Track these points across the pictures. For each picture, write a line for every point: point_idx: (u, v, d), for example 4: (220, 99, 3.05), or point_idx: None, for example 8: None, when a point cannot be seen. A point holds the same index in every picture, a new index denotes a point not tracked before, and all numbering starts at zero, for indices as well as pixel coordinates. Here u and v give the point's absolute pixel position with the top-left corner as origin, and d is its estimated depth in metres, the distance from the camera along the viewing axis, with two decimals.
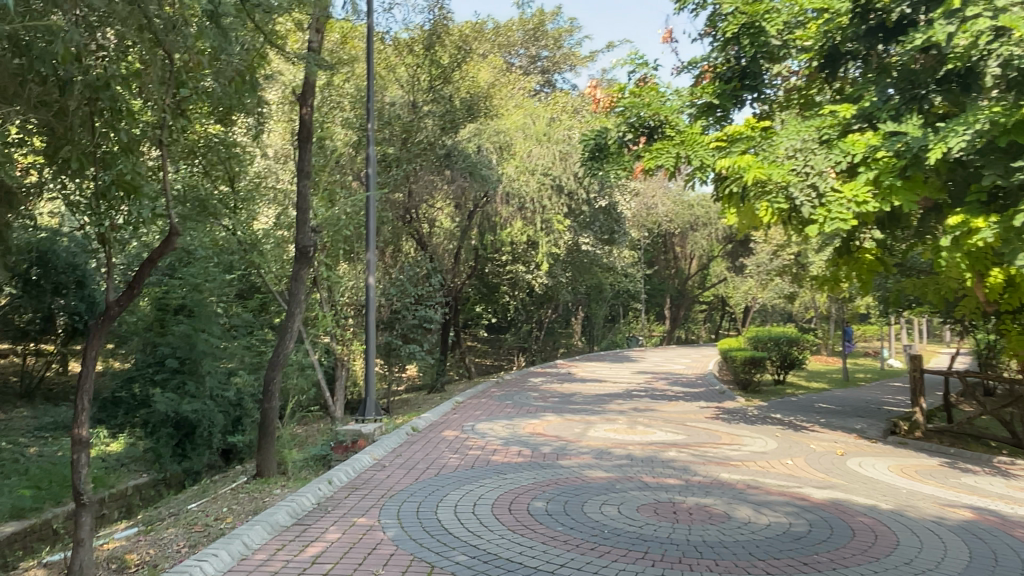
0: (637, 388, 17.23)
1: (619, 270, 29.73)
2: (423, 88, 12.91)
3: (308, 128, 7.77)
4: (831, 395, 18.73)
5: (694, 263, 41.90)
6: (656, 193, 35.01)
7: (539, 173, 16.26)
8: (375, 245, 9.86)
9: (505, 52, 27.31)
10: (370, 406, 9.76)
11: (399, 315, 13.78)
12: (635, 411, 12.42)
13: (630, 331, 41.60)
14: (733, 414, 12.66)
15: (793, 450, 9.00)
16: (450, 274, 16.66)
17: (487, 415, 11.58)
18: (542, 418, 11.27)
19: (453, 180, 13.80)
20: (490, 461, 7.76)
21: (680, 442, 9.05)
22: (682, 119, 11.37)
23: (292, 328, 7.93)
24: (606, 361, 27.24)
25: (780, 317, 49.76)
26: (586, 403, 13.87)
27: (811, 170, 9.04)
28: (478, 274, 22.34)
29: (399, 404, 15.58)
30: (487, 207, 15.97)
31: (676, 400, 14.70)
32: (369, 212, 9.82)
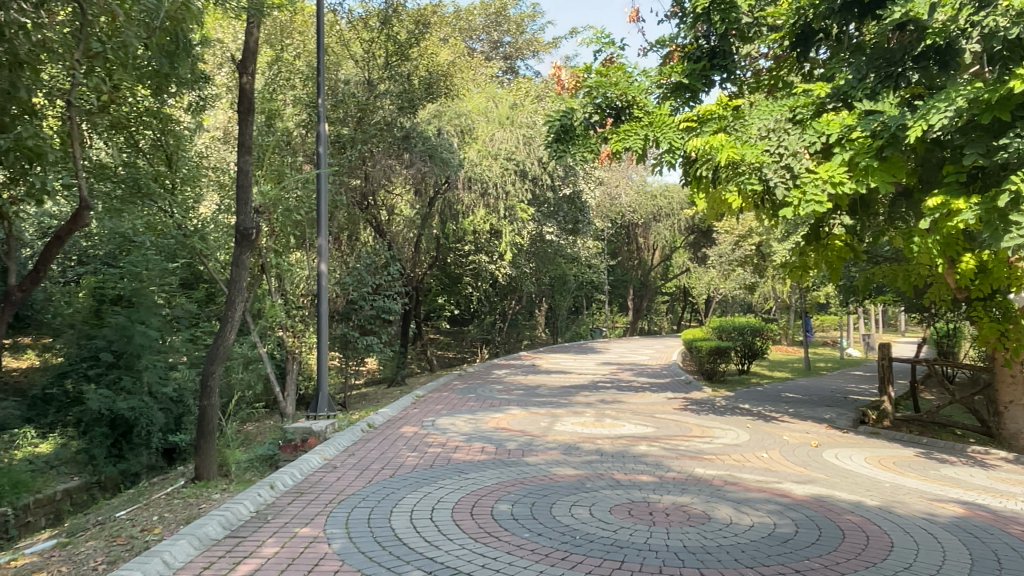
0: (603, 380, 16.85)
1: (583, 260, 29.39)
2: (379, 65, 12.26)
3: (249, 98, 7.10)
4: (796, 384, 18.62)
5: (657, 254, 41.85)
6: (620, 183, 34.76)
7: (502, 158, 15.71)
8: (328, 230, 9.21)
9: (466, 37, 26.63)
10: (323, 402, 9.12)
11: (355, 306, 13.11)
12: (602, 403, 11.99)
13: (594, 322, 41.40)
14: (702, 405, 12.32)
15: (768, 442, 8.65)
16: (410, 264, 16.03)
17: (449, 409, 11.03)
18: (507, 411, 10.78)
19: (412, 164, 13.38)
20: (451, 459, 7.22)
21: (650, 436, 8.62)
22: (650, 100, 10.91)
23: (234, 318, 7.22)
24: (571, 353, 26.89)
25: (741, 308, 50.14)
26: (552, 395, 13.42)
27: (785, 151, 8.60)
28: (440, 264, 21.71)
29: (357, 398, 14.93)
30: (447, 193, 15.38)
31: (643, 391, 14.34)
32: (321, 194, 9.17)
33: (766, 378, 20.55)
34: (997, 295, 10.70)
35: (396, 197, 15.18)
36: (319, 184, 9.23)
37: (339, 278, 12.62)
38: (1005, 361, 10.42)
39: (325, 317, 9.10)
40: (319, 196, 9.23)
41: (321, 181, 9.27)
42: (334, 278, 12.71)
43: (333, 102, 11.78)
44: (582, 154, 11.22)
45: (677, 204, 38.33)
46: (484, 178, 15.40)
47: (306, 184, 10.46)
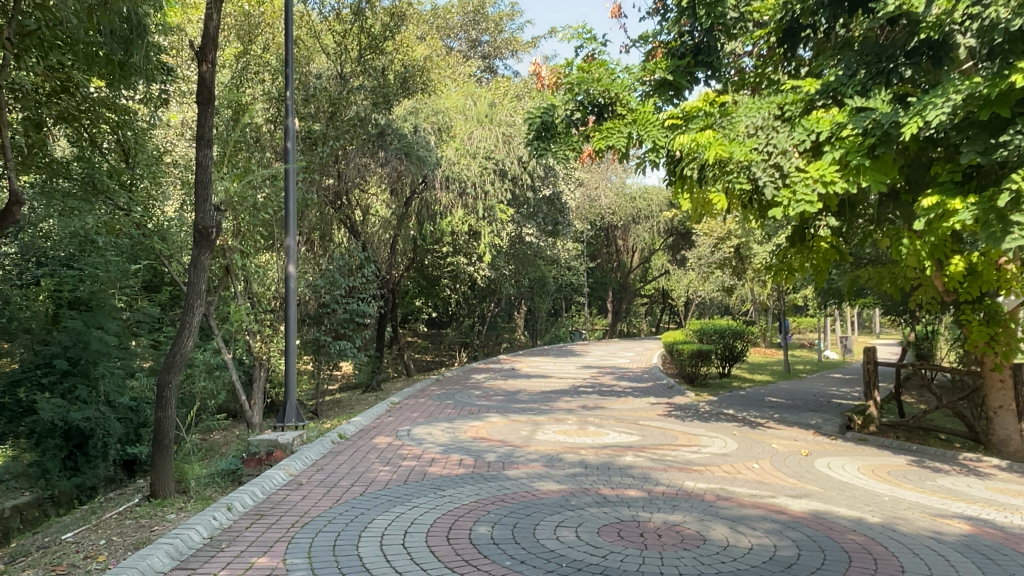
0: (584, 384, 16.49)
1: (563, 262, 29.08)
2: (352, 58, 11.80)
3: (208, 88, 6.63)
4: (778, 388, 18.44)
5: (637, 256, 41.68)
6: (599, 184, 34.53)
7: (480, 157, 15.29)
8: (297, 230, 8.74)
9: (444, 36, 26.21)
10: (291, 411, 8.64)
11: (327, 309, 12.61)
12: (584, 410, 11.61)
13: (573, 325, 41.14)
14: (686, 411, 12.00)
15: (757, 451, 8.32)
16: (385, 266, 15.55)
17: (425, 417, 10.57)
18: (485, 419, 10.36)
19: (387, 162, 13.05)
20: (427, 474, 6.78)
21: (636, 446, 8.25)
22: (633, 97, 10.56)
23: (191, 322, 6.72)
24: (550, 357, 26.53)
25: (720, 310, 50.18)
26: (532, 401, 13.01)
27: (774, 149, 8.28)
28: (417, 266, 21.22)
29: (329, 406, 14.40)
30: (424, 193, 14.94)
31: (626, 397, 14.00)
32: (290, 192, 8.71)
33: (747, 381, 20.34)
34: (986, 298, 10.52)
35: (371, 197, 14.69)
36: (288, 181, 8.77)
37: (310, 280, 12.11)
38: (995, 365, 10.21)
39: (293, 321, 8.63)
40: (288, 194, 8.76)
41: (290, 178, 8.80)
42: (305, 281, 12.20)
43: (303, 97, 11.28)
44: (563, 153, 10.84)
45: (656, 206, 38.20)
46: (462, 177, 14.97)
47: (274, 181, 9.98)
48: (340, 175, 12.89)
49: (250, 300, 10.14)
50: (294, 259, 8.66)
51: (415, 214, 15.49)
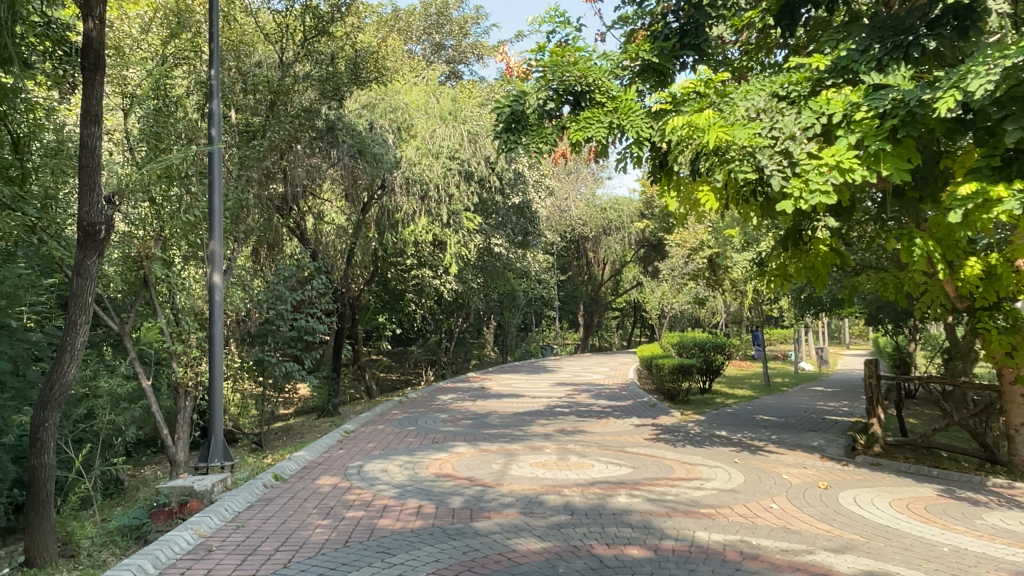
0: (560, 404, 15.26)
1: (533, 274, 27.92)
2: (296, 41, 10.50)
3: (93, 50, 5.25)
4: (763, 404, 17.40)
5: (607, 268, 40.81)
6: (568, 195, 33.58)
7: (444, 157, 14.04)
8: (223, 233, 7.41)
9: (406, 39, 24.97)
10: (217, 447, 7.26)
11: (271, 326, 11.21)
12: (564, 436, 10.35)
13: (543, 340, 39.97)
14: (676, 434, 10.81)
15: (768, 485, 7.13)
16: (341, 278, 14.18)
17: (382, 449, 9.20)
18: (452, 450, 9.05)
19: (340, 161, 11.99)
20: (376, 528, 5.45)
21: (628, 482, 7.01)
22: (614, 84, 9.45)
23: (75, 344, 5.29)
24: (522, 374, 25.28)
25: (691, 323, 49.48)
26: (504, 425, 11.72)
27: (781, 133, 7.20)
28: (379, 279, 19.85)
29: (278, 434, 12.93)
30: (383, 198, 13.62)
31: (606, 418, 12.78)
32: (215, 188, 7.39)
33: (730, 396, 19.30)
34: (1003, 304, 9.55)
35: (325, 202, 13.36)
36: (214, 175, 7.43)
37: (252, 293, 10.71)
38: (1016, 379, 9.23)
39: (219, 339, 7.29)
40: (213, 190, 7.43)
41: (215, 171, 7.45)
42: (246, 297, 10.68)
43: (241, 86, 9.92)
44: (536, 147, 9.62)
45: (626, 217, 37.35)
46: (424, 178, 13.68)
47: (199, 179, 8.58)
48: (288, 177, 11.56)
49: (173, 315, 8.73)
50: (220, 267, 7.32)
51: (374, 221, 14.17)
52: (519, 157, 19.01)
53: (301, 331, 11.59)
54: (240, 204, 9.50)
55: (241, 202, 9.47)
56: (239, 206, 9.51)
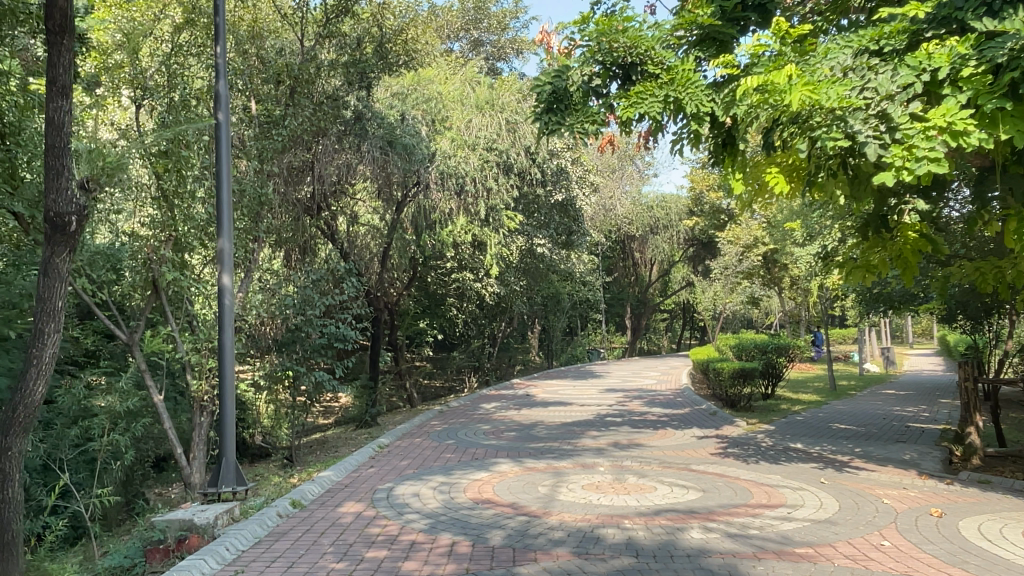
0: (612, 413, 14.17)
1: (577, 276, 26.87)
2: (317, 24, 9.72)
3: (56, 11, 4.68)
4: (833, 410, 16.00)
5: (655, 269, 39.56)
6: (613, 193, 32.43)
7: (481, 148, 13.10)
8: (232, 229, 6.59)
9: (443, 37, 24.24)
10: (229, 472, 6.34)
11: (302, 333, 10.36)
12: (619, 451, 9.26)
13: (589, 344, 38.83)
14: (746, 448, 9.63)
15: (869, 514, 5.97)
16: (376, 282, 13.37)
17: (417, 468, 8.25)
18: (494, 468, 8.06)
19: (370, 154, 11.11)
20: (400, 574, 4.52)
21: (700, 512, 5.92)
22: (671, 53, 8.38)
23: (43, 354, 4.82)
24: (569, 379, 24.21)
25: (743, 323, 47.63)
26: (552, 437, 10.70)
27: (877, 92, 6.06)
28: (419, 282, 19.08)
29: (312, 449, 12.15)
30: (418, 196, 12.76)
31: (664, 428, 11.66)
32: (222, 178, 6.57)
33: (795, 402, 17.88)
34: None
35: (357, 201, 12.56)
36: (220, 163, 6.59)
37: (277, 298, 9.93)
38: None
39: (229, 349, 6.45)
40: (220, 180, 6.60)
41: (221, 159, 6.61)
42: (272, 302, 9.94)
43: (261, 74, 9.20)
44: (581, 128, 8.55)
45: (674, 215, 35.93)
46: (460, 172, 12.73)
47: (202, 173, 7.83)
48: (315, 174, 10.76)
49: (187, 323, 7.98)
50: (229, 268, 6.49)
51: (410, 221, 13.33)
52: (562, 151, 17.98)
53: (331, 338, 10.76)
54: (259, 201, 8.72)
55: (260, 198, 8.68)
56: (258, 202, 8.73)
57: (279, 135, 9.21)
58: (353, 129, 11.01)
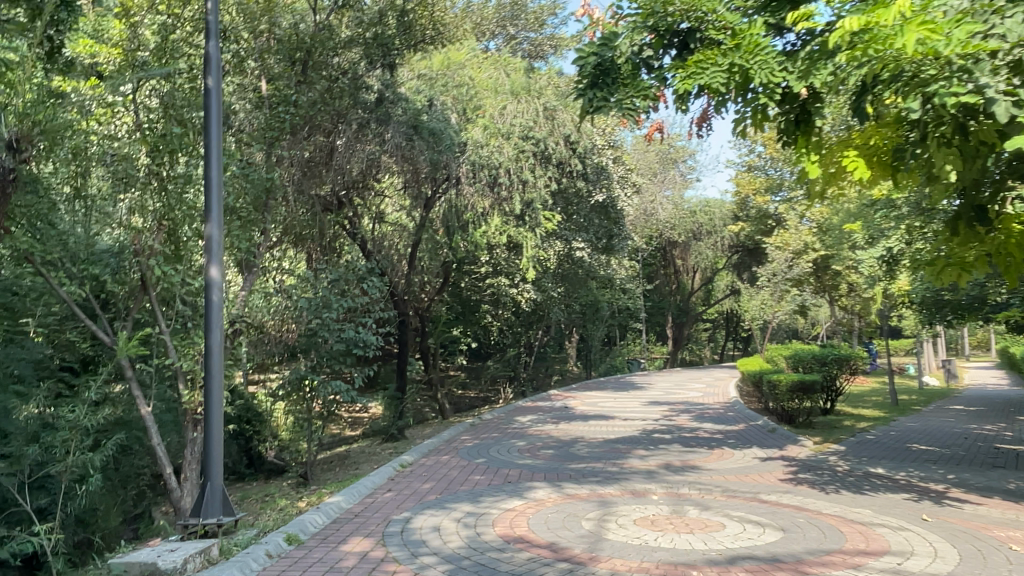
0: (658, 428, 12.95)
1: (617, 282, 25.68)
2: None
3: None
4: (905, 428, 14.48)
5: (696, 277, 38.31)
6: (655, 197, 31.15)
7: (516, 137, 12.07)
8: (222, 214, 5.63)
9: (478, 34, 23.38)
10: (215, 499, 5.42)
11: (316, 338, 9.48)
12: (673, 476, 8.07)
13: (628, 354, 37.52)
14: (820, 474, 8.35)
15: (1005, 569, 4.70)
16: (402, 285, 12.42)
17: (441, 492, 7.16)
18: (529, 495, 6.94)
19: (394, 141, 10.13)
20: None
21: (787, 561, 4.73)
22: (736, 16, 7.19)
23: None
24: (608, 391, 22.97)
25: (789, 333, 45.72)
26: (594, 456, 9.55)
27: (1009, 38, 4.89)
28: (451, 287, 18.18)
29: (332, 464, 11.20)
30: (448, 190, 11.78)
31: (721, 448, 10.41)
32: (212, 156, 5.62)
33: (858, 418, 16.38)
34: None
35: (383, 197, 11.67)
36: (208, 138, 5.64)
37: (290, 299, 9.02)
38: None
39: (216, 355, 5.49)
40: (209, 159, 5.64)
41: (210, 132, 5.65)
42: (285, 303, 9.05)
43: (273, 51, 8.36)
44: (631, 104, 7.33)
45: (718, 220, 34.48)
46: (493, 163, 11.71)
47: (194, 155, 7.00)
48: (334, 164, 9.86)
49: (178, 324, 7.03)
50: (218, 259, 5.55)
51: (441, 220, 12.39)
52: (603, 148, 16.90)
53: (349, 343, 9.66)
54: (265, 190, 7.88)
55: (267, 187, 7.84)
56: (265, 193, 7.89)
57: (290, 115, 8.28)
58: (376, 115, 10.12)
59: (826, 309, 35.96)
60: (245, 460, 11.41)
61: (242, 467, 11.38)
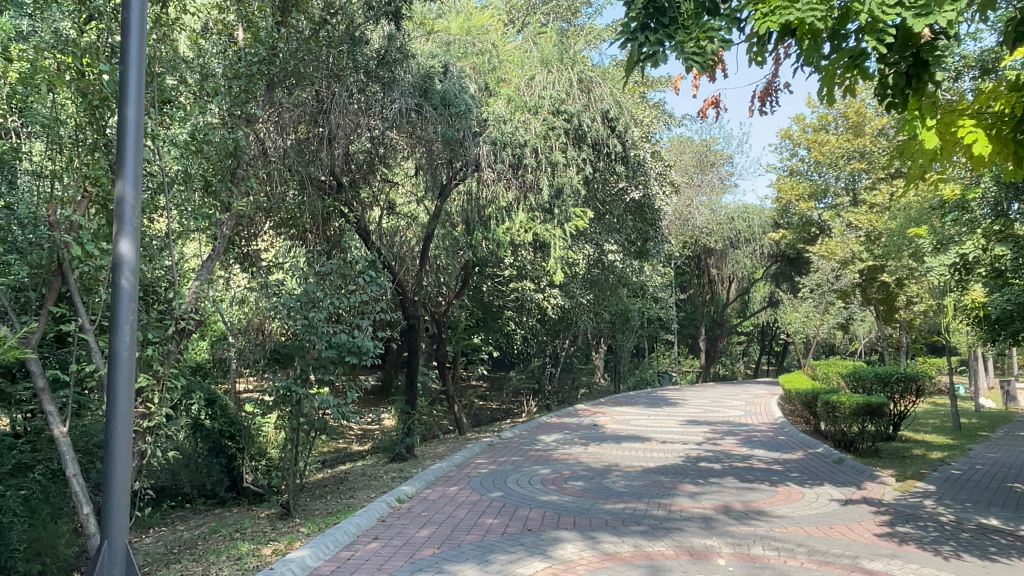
0: (705, 455, 11.20)
1: (649, 290, 23.96)
2: None
3: None
4: (991, 460, 12.45)
5: (732, 287, 36.41)
6: (691, 202, 29.38)
7: (545, 111, 10.37)
8: (140, 171, 4.10)
9: None
10: (115, 563, 3.92)
11: (302, 342, 8.03)
12: (738, 527, 6.36)
13: (658, 367, 35.69)
14: (925, 528, 6.55)
15: None
16: (412, 284, 10.93)
17: (438, 543, 5.62)
18: (554, 554, 5.29)
19: (395, 105, 8.72)
20: None
21: None
22: None
23: None
24: (640, 407, 21.21)
25: (826, 348, 43.40)
26: (632, 492, 7.89)
27: None
28: (471, 290, 16.84)
29: (326, 489, 9.68)
30: (467, 177, 10.29)
31: (786, 484, 8.63)
32: (129, 92, 4.08)
33: (929, 447, 14.34)
34: None
35: (394, 184, 10.34)
36: (125, 68, 4.10)
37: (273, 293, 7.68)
38: None
39: (125, 364, 3.94)
40: (125, 96, 4.10)
41: (128, 60, 4.11)
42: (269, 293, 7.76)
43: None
44: (695, 47, 5.51)
45: (757, 227, 32.41)
46: (518, 140, 10.06)
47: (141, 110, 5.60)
48: (327, 135, 8.41)
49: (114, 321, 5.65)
50: (132, 231, 4.04)
51: (460, 215, 11.22)
52: (640, 140, 15.15)
53: (342, 349, 8.15)
54: (231, 158, 6.53)
55: (233, 154, 6.48)
56: (232, 161, 6.55)
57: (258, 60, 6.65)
58: (377, 77, 8.68)
59: (871, 323, 33.71)
60: (226, 482, 10.01)
61: (221, 490, 9.99)
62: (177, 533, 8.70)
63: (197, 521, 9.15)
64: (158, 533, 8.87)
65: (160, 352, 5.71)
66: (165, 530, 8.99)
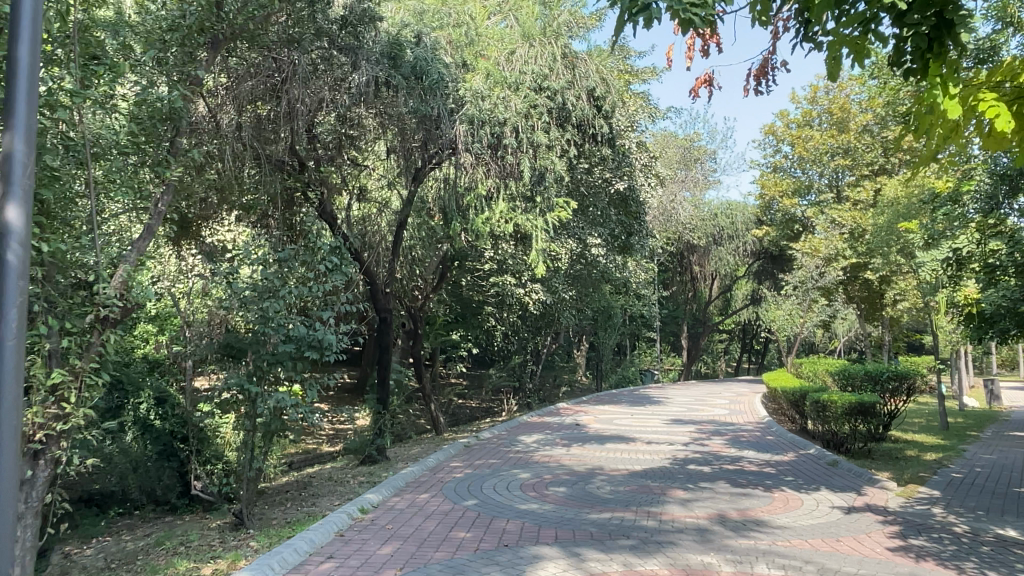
0: (694, 457, 10.61)
1: (632, 286, 23.41)
2: None
3: None
4: (988, 462, 11.97)
5: (715, 284, 36.04)
6: (675, 197, 28.91)
7: (525, 87, 9.66)
8: (34, 119, 3.32)
9: None
10: None
11: (258, 336, 7.33)
12: (737, 541, 5.74)
13: (640, 365, 35.25)
14: (939, 541, 5.98)
15: None
16: (384, 275, 10.26)
17: (402, 564, 4.92)
18: None
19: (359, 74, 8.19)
20: None
21: None
22: None
23: None
24: (623, 406, 20.64)
25: (808, 347, 43.25)
26: (618, 499, 7.26)
27: None
28: (449, 284, 16.15)
29: (286, 495, 8.95)
30: (442, 160, 9.66)
31: (782, 490, 8.04)
32: (21, 27, 3.30)
33: (922, 447, 13.86)
34: None
35: (363, 169, 9.68)
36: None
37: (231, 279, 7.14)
38: None
39: (10, 356, 3.16)
40: (16, 30, 3.32)
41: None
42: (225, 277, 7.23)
43: None
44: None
45: (741, 224, 32.02)
46: (496, 119, 9.40)
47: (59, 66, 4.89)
48: (287, 110, 7.89)
49: None
50: (20, 195, 3.27)
51: (437, 204, 10.57)
52: (626, 129, 14.52)
53: (301, 344, 7.45)
54: (166, 123, 5.76)
55: (168, 119, 5.71)
56: (165, 126, 5.78)
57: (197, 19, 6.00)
58: (342, 45, 8.23)
59: (854, 322, 33.42)
60: (178, 488, 9.25)
61: (172, 497, 9.24)
62: (120, 544, 7.91)
63: (145, 531, 8.36)
64: (99, 544, 8.11)
65: (79, 345, 4.95)
66: (108, 540, 8.21)
